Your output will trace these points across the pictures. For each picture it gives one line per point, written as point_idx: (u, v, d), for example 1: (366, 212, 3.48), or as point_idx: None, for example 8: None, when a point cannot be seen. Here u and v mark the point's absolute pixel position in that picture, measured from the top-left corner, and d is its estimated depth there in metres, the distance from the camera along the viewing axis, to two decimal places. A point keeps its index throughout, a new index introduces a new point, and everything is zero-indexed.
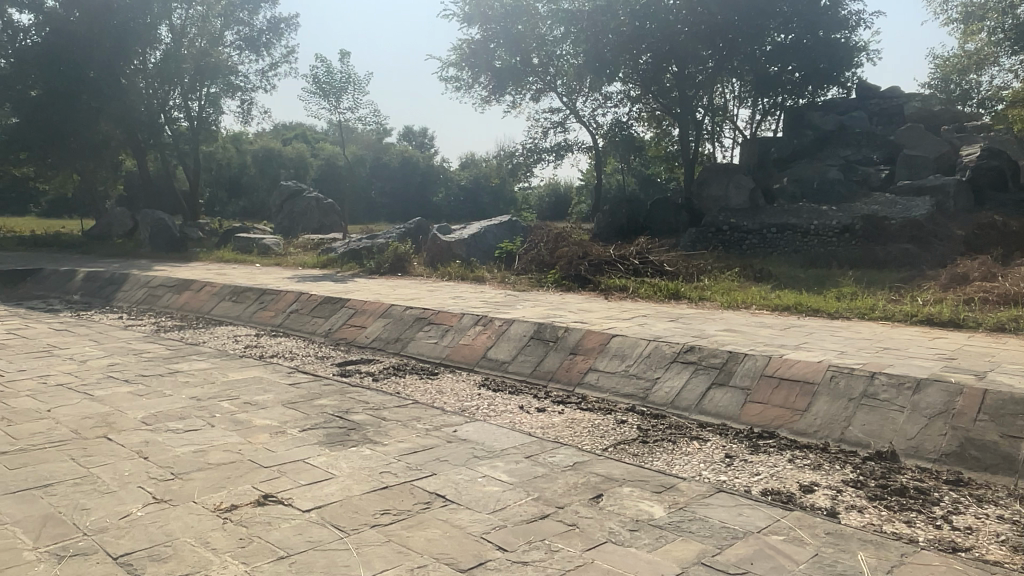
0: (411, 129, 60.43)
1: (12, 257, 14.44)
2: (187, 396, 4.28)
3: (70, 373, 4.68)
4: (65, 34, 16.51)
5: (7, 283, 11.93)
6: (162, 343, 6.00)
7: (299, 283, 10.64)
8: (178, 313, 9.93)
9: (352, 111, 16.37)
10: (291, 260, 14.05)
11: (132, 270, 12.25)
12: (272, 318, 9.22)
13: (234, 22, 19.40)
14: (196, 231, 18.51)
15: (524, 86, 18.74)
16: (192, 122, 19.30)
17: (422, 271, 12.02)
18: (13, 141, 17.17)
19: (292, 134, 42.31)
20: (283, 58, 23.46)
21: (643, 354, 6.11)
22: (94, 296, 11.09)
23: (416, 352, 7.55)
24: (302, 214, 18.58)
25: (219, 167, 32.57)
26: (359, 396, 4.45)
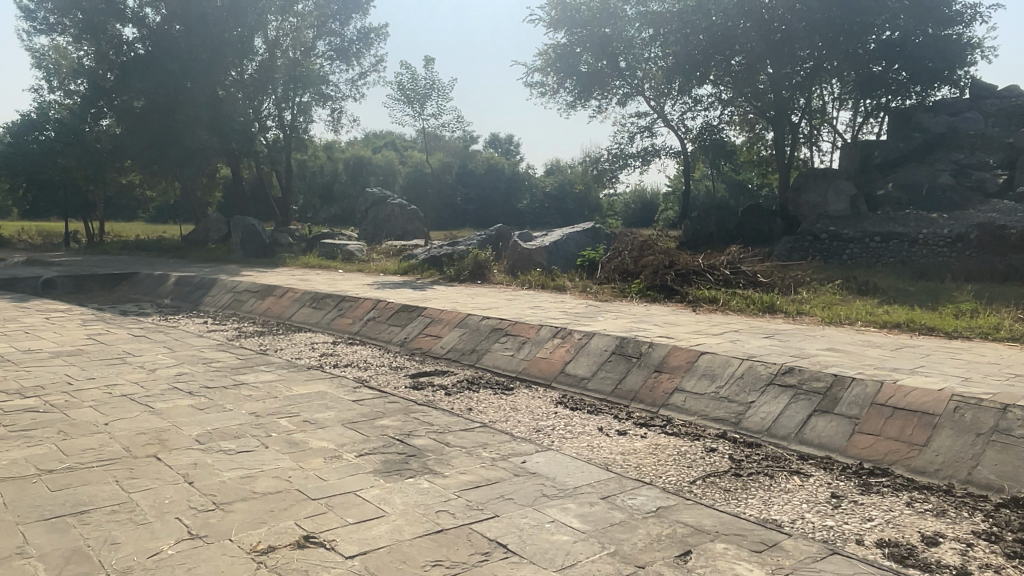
0: (497, 135, 60.78)
1: (114, 262, 15.10)
2: (247, 412, 4.08)
3: (137, 384, 4.60)
4: (167, 47, 17.28)
5: (106, 287, 12.41)
6: (234, 352, 5.92)
7: (378, 290, 10.57)
8: (260, 320, 10.01)
9: (436, 118, 16.35)
10: (373, 267, 14.09)
11: (221, 275, 12.54)
12: (350, 325, 9.13)
13: (326, 32, 19.84)
14: (286, 236, 18.94)
15: (610, 91, 18.20)
16: (284, 130, 19.94)
17: (502, 279, 11.75)
18: (117, 149, 18.04)
19: (383, 143, 43.28)
20: (372, 68, 23.94)
21: (736, 375, 5.56)
22: (183, 300, 11.38)
23: (492, 365, 7.23)
24: (385, 220, 18.72)
25: (312, 175, 33.56)
26: (424, 416, 4.15)
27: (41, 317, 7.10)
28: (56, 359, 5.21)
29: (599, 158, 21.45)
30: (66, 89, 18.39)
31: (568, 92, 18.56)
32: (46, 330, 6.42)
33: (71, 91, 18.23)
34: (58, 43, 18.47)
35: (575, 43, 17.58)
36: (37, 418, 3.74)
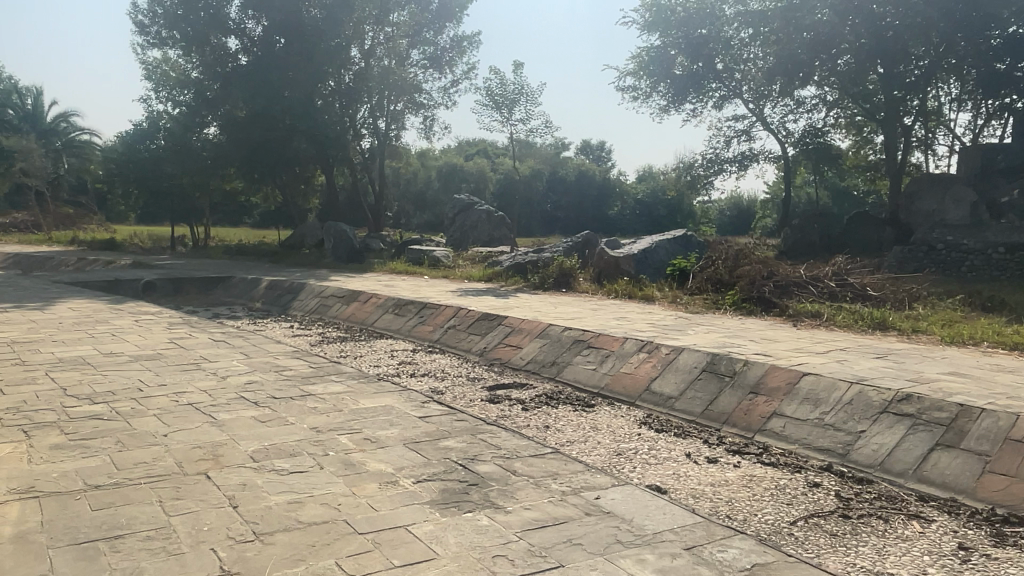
0: (589, 142, 60.19)
1: (213, 266, 15.67)
2: (308, 426, 3.88)
3: (205, 391, 4.51)
4: (269, 58, 17.98)
5: (202, 289, 12.82)
6: (308, 359, 5.81)
7: (460, 297, 10.39)
8: (344, 325, 10.01)
9: (524, 123, 16.11)
10: (458, 273, 13.99)
11: (309, 279, 12.72)
12: (430, 333, 8.97)
13: (419, 41, 19.92)
14: (376, 242, 19.19)
15: (707, 93, 17.47)
16: (377, 137, 20.12)
17: (587, 288, 11.35)
18: (219, 157, 18.76)
19: (475, 151, 43.63)
20: (464, 76, 24.04)
21: (844, 400, 4.96)
22: (273, 304, 11.58)
23: (572, 379, 6.86)
24: (472, 227, 18.65)
25: (406, 182, 34.14)
26: (492, 438, 3.83)
27: (132, 319, 7.28)
28: (135, 363, 5.23)
29: (693, 163, 20.66)
30: (174, 99, 19.27)
31: (662, 95, 17.87)
32: (135, 332, 6.54)
33: (179, 101, 19.12)
34: (169, 56, 19.43)
35: (669, 44, 16.97)
36: (100, 426, 3.67)
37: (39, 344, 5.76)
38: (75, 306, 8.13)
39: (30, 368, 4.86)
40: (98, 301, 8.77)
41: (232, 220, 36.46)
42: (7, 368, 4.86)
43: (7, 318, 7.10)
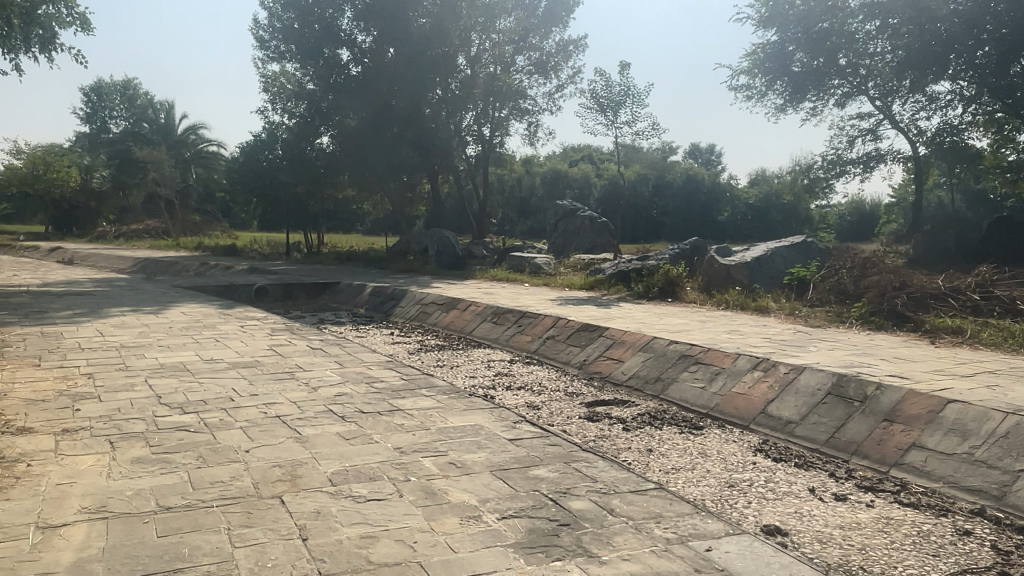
0: (699, 146, 58.53)
1: (323, 271, 16.08)
2: (392, 446, 3.64)
3: (293, 403, 4.37)
4: (378, 68, 18.28)
5: (310, 295, 13.12)
6: (400, 369, 5.63)
7: (561, 307, 10.04)
8: (442, 333, 9.89)
9: (630, 126, 15.61)
10: (560, 281, 13.67)
11: (411, 286, 12.74)
12: (528, 343, 8.68)
13: (525, 47, 19.81)
14: (479, 249, 19.18)
15: (828, 90, 16.46)
16: (482, 144, 20.19)
17: (695, 298, 10.75)
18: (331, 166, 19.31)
19: (581, 156, 43.25)
20: (570, 80, 23.76)
21: (999, 433, 4.25)
22: (375, 310, 11.65)
23: (679, 398, 6.37)
24: (576, 233, 18.30)
25: (511, 188, 34.20)
26: (588, 468, 3.45)
27: (237, 325, 7.41)
28: (232, 371, 5.20)
29: (810, 166, 19.43)
30: (290, 110, 20.01)
31: (778, 93, 16.86)
32: (237, 338, 6.62)
33: (294, 113, 19.83)
34: (286, 69, 20.21)
35: (786, 40, 15.96)
36: (184, 439, 3.58)
37: (146, 349, 5.89)
38: (188, 311, 8.41)
39: (132, 375, 4.92)
40: (209, 306, 9.05)
41: (345, 226, 37.80)
42: (112, 374, 4.96)
43: (123, 322, 7.39)
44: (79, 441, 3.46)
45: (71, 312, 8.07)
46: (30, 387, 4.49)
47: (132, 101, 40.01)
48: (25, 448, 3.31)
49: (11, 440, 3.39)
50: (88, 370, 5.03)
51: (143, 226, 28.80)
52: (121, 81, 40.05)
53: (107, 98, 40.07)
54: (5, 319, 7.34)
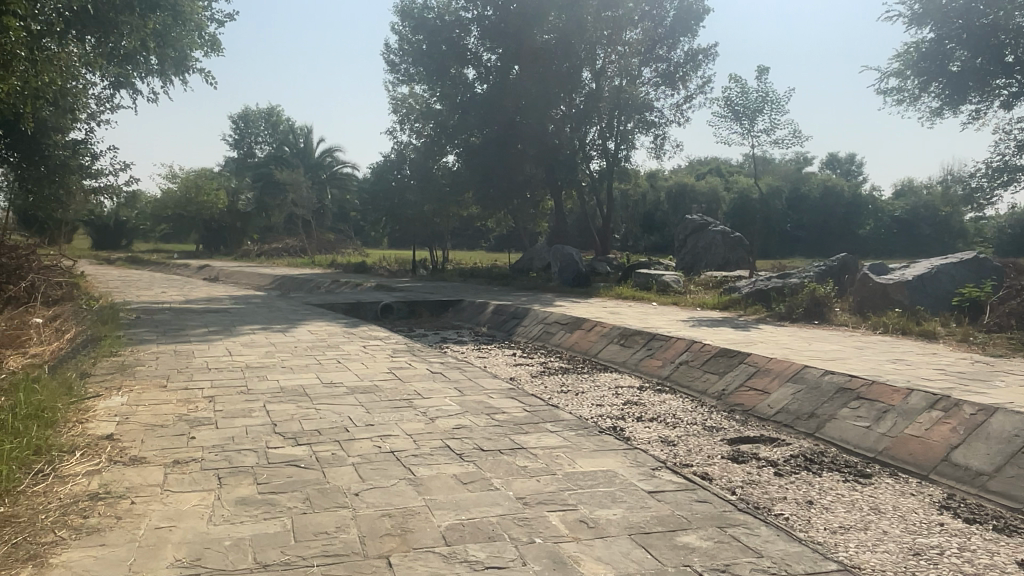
0: (837, 155, 54.95)
1: (446, 289, 16.07)
2: (514, 494, 3.19)
3: (408, 434, 4.04)
4: (503, 86, 18.17)
5: (434, 313, 13.06)
6: (523, 397, 5.20)
7: (695, 329, 9.33)
8: (566, 354, 9.43)
9: (768, 134, 14.59)
10: (690, 299, 12.87)
11: (534, 304, 12.38)
12: (659, 369, 8.05)
13: (652, 59, 19.19)
14: (603, 266, 18.63)
15: (994, 92, 12.42)
16: (607, 159, 19.65)
17: (846, 321, 9.69)
18: (456, 184, 19.37)
19: (708, 169, 41.67)
20: (698, 91, 22.81)
21: None
22: (498, 330, 11.37)
23: (838, 438, 5.55)
24: (706, 248, 17.35)
25: (634, 204, 33.39)
26: (749, 536, 2.86)
27: (359, 345, 7.29)
28: (350, 397, 4.97)
29: (970, 174, 17.39)
30: (417, 130, 20.30)
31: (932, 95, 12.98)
32: (358, 359, 6.45)
33: (421, 133, 20.11)
34: (414, 91, 20.57)
35: (945, 37, 11.91)
36: (292, 477, 3.29)
37: (268, 370, 5.82)
38: (314, 329, 8.42)
39: (251, 400, 4.78)
40: (335, 324, 9.06)
41: (468, 243, 38.27)
42: (232, 398, 4.85)
43: (252, 340, 7.48)
44: (187, 475, 3.26)
45: (206, 330, 8.29)
46: (153, 410, 4.44)
47: (275, 127, 42.64)
48: (132, 482, 3.15)
49: (123, 471, 3.26)
50: (211, 393, 4.95)
51: (283, 245, 30.43)
52: (266, 108, 42.79)
53: (254, 125, 42.92)
54: (146, 336, 7.61)
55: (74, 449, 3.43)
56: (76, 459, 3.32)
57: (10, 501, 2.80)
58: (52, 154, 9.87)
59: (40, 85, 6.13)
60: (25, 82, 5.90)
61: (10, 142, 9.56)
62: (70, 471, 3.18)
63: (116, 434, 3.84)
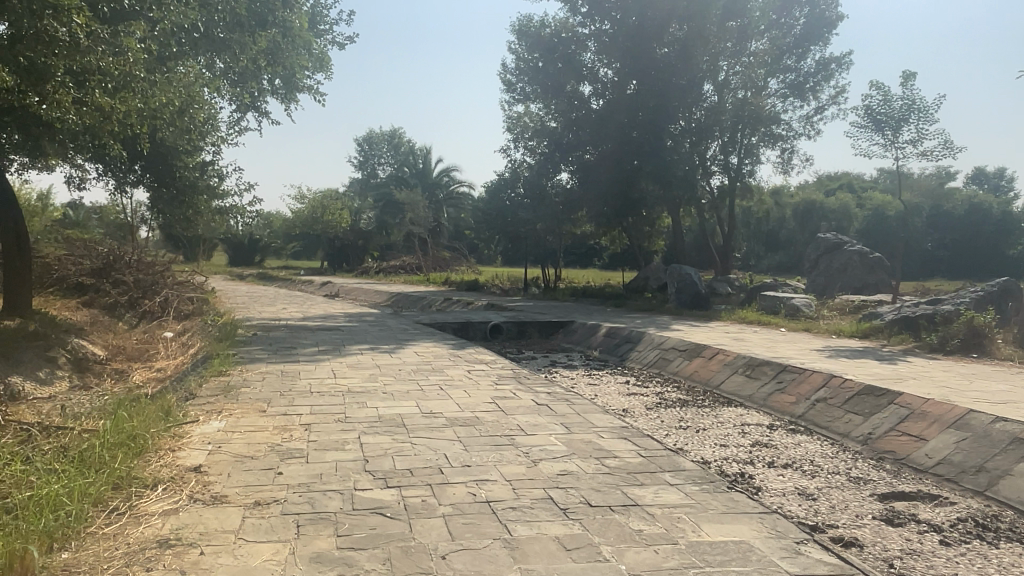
0: (985, 169, 50.42)
1: (558, 309, 15.64)
2: (628, 569, 2.67)
3: (507, 478, 3.59)
4: (620, 102, 17.63)
5: (545, 335, 12.67)
6: (637, 437, 4.65)
7: (831, 360, 8.41)
8: (685, 384, 8.73)
9: (915, 145, 13.26)
10: (823, 325, 11.80)
11: (650, 328, 11.73)
12: (791, 405, 7.25)
13: (779, 69, 18.13)
14: (724, 288, 17.63)
15: None
16: (729, 174, 18.66)
17: (1013, 355, 8.46)
18: (570, 202, 18.98)
19: (839, 184, 39.17)
20: (830, 101, 21.37)
21: None
22: (611, 355, 10.81)
23: (1019, 500, 4.62)
24: (840, 269, 16.04)
25: (757, 222, 31.82)
26: None
27: (464, 370, 6.97)
28: (449, 430, 4.61)
29: None
30: (531, 147, 20.08)
31: None
32: (461, 386, 6.11)
33: (536, 150, 19.86)
34: (530, 109, 20.42)
35: None
36: (375, 529, 2.92)
37: (369, 395, 5.57)
38: (420, 351, 8.22)
39: (346, 430, 4.51)
40: (442, 346, 8.83)
41: (582, 261, 37.80)
42: (328, 426, 4.60)
43: (358, 361, 7.34)
44: (265, 522, 2.97)
45: (315, 349, 8.26)
46: (246, 439, 4.26)
47: (397, 149, 44.04)
48: (207, 527, 2.89)
49: (199, 511, 3.03)
50: (308, 420, 4.73)
51: (400, 261, 31.10)
52: (389, 131, 44.26)
53: (377, 147, 44.54)
54: (258, 355, 7.63)
55: (156, 484, 3.27)
56: (156, 496, 3.14)
57: (75, 546, 2.61)
58: (182, 175, 10.32)
59: (160, 105, 6.51)
60: (145, 103, 6.30)
61: (145, 165, 10.17)
62: (147, 510, 3.00)
63: (203, 466, 3.66)
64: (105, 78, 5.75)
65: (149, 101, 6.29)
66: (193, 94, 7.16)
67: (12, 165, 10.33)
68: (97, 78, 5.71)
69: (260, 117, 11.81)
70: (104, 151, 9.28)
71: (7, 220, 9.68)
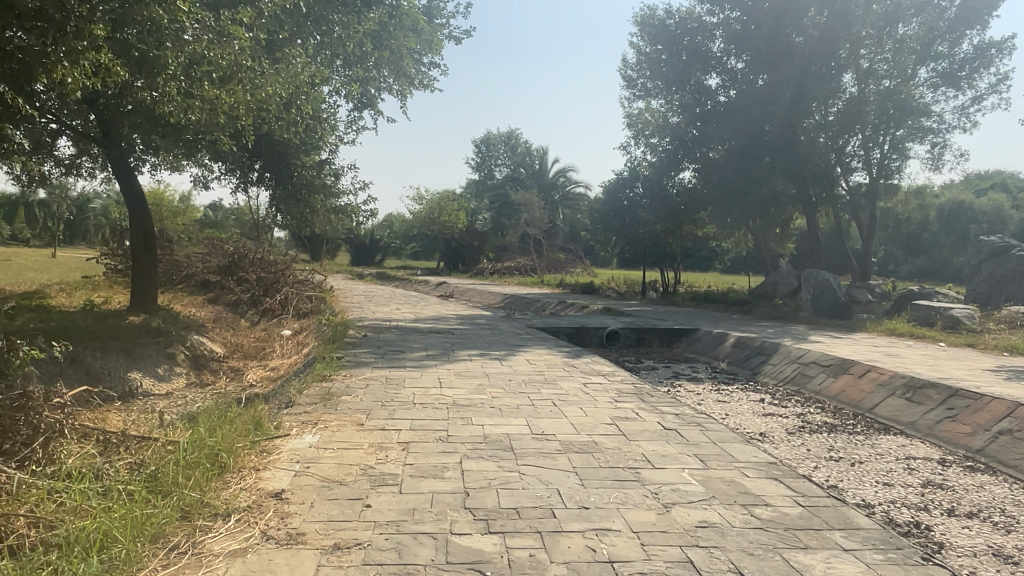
0: None
1: (679, 315, 14.66)
2: None
3: (634, 530, 2.92)
4: (750, 95, 16.39)
5: (666, 343, 11.81)
6: (789, 478, 3.83)
7: (1013, 384, 7.13)
8: (830, 406, 7.67)
9: None
10: (991, 341, 10.28)
11: (784, 339, 10.64)
12: (967, 438, 6.10)
13: (931, 57, 16.17)
14: (866, 295, 16.01)
15: None
16: (871, 172, 16.93)
17: None
18: (693, 201, 17.85)
19: (992, 183, 35.51)
20: (989, 90, 19.06)
21: None
22: (740, 367, 9.84)
23: None
24: (1007, 277, 14.11)
25: (896, 226, 29.30)
26: None
27: (578, 382, 6.34)
28: (564, 457, 3.99)
29: None
30: (652, 144, 19.12)
31: None
32: (577, 402, 5.48)
33: (657, 148, 18.89)
34: (652, 106, 19.51)
35: None
36: None
37: (474, 410, 5.04)
38: (533, 359, 7.67)
39: (447, 452, 3.99)
40: (556, 354, 8.23)
41: (701, 265, 36.30)
42: (427, 446, 4.10)
43: (466, 369, 6.87)
44: (341, 573, 2.46)
45: (423, 353, 7.88)
46: (338, 457, 3.82)
47: (514, 150, 43.92)
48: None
49: (269, 554, 2.57)
50: (407, 438, 4.25)
51: (514, 262, 30.81)
52: (506, 132, 44.17)
53: (494, 149, 44.67)
54: (365, 358, 7.33)
55: (228, 514, 2.87)
56: (223, 532, 2.72)
57: None
58: (299, 174, 10.33)
59: (267, 97, 6.39)
60: (252, 95, 6.22)
61: (264, 163, 10.29)
62: (210, 549, 2.57)
63: (286, 492, 3.23)
64: (212, 65, 5.69)
65: (255, 92, 6.19)
66: (303, 86, 7.00)
67: (145, 164, 10.78)
68: (205, 64, 5.67)
69: (377, 114, 11.72)
70: (224, 148, 9.42)
71: (136, 217, 10.00)
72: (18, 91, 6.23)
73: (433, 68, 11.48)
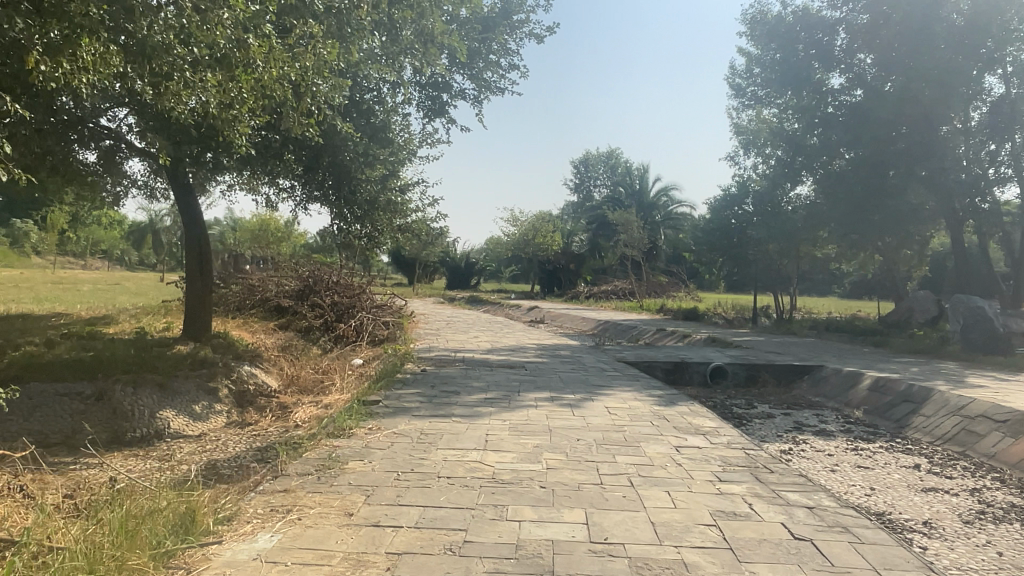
0: None
1: (799, 347, 12.63)
2: None
3: None
4: (877, 97, 14.16)
5: (784, 382, 9.95)
6: None
7: None
8: (1013, 478, 5.71)
9: None
10: None
11: (935, 381, 8.59)
12: None
13: None
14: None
15: None
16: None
17: None
18: (813, 217, 15.68)
19: None
20: None
21: None
22: (880, 417, 7.93)
23: None
24: None
25: None
26: None
27: (669, 447, 4.81)
28: None
29: None
30: (764, 155, 17.15)
31: None
32: (664, 481, 3.98)
33: (770, 158, 16.91)
34: (764, 114, 17.56)
35: None
36: None
37: (517, 493, 3.63)
38: (615, 407, 6.17)
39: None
40: (646, 399, 6.69)
41: (819, 290, 33.31)
42: (426, 564, 2.73)
43: (530, 422, 5.48)
44: None
45: (482, 395, 6.55)
46: None
47: (614, 169, 42.50)
48: None
49: None
50: (400, 546, 2.89)
51: (611, 285, 29.16)
52: (606, 151, 42.86)
53: (594, 169, 43.33)
54: (411, 403, 6.08)
55: None
56: None
57: None
58: (359, 188, 9.30)
59: (278, 80, 5.30)
60: (260, 76, 5.13)
61: (324, 177, 9.25)
62: None
63: None
64: (198, 38, 4.61)
65: (260, 75, 5.11)
66: (332, 75, 5.90)
67: (210, 182, 10.16)
68: (192, 38, 4.62)
69: (449, 124, 10.63)
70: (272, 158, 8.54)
71: (190, 238, 9.28)
72: (26, 92, 5.54)
73: (512, 70, 10.35)
